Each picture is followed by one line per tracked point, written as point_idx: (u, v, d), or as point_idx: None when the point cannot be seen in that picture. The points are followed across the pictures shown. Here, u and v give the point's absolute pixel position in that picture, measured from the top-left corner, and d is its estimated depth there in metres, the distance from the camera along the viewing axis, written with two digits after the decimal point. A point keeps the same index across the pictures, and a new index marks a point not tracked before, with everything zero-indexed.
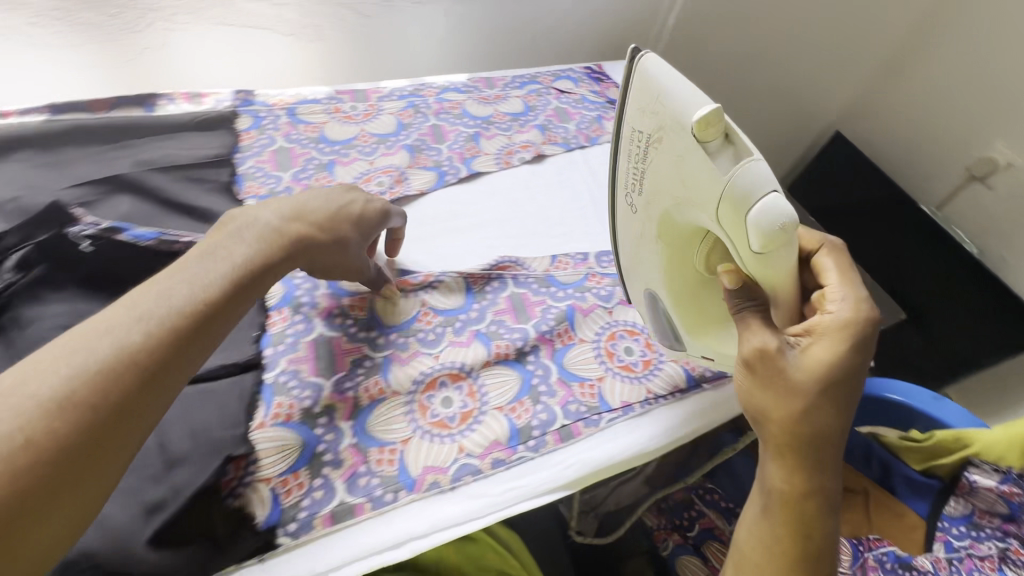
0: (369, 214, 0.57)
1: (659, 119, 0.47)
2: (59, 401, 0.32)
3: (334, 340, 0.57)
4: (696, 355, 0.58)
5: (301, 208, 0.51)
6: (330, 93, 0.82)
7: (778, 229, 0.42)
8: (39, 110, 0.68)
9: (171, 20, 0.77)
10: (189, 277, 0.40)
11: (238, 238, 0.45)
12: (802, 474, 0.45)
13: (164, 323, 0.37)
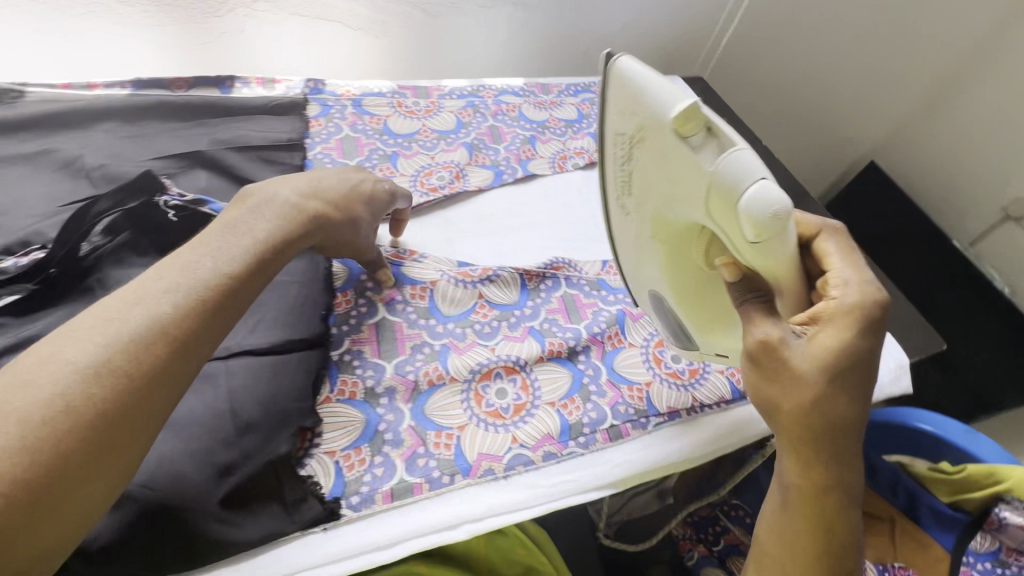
0: (380, 196, 0.61)
1: (638, 120, 0.45)
2: (96, 368, 0.35)
3: (396, 325, 0.59)
4: (710, 353, 0.58)
5: (319, 186, 0.54)
6: (394, 87, 0.85)
7: (770, 218, 0.39)
8: (124, 84, 0.72)
9: (251, 8, 0.80)
10: (213, 251, 0.43)
11: (260, 214, 0.48)
12: (820, 468, 0.45)
13: (192, 296, 0.40)
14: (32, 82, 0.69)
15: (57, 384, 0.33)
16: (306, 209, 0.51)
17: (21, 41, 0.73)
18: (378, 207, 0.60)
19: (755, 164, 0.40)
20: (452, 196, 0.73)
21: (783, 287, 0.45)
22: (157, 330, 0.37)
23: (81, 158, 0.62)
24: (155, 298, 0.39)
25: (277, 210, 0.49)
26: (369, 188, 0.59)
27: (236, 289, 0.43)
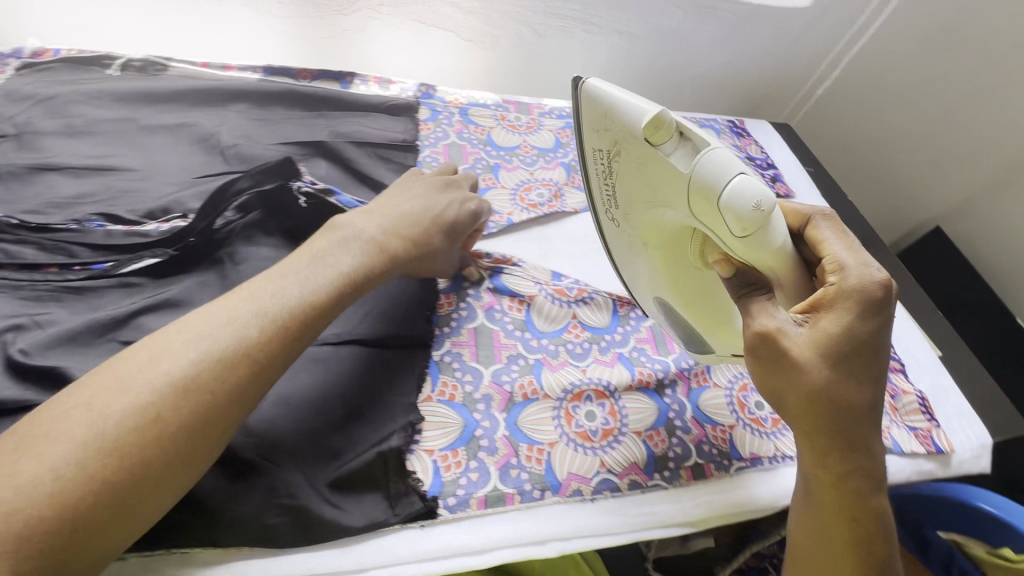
0: (461, 212, 0.60)
1: (612, 134, 0.50)
2: (185, 382, 0.37)
3: (493, 332, 0.60)
4: (724, 355, 0.58)
5: (400, 222, 0.54)
6: (499, 100, 0.87)
7: (751, 210, 0.42)
8: (255, 69, 0.76)
9: (376, 10, 0.83)
10: (299, 280, 0.45)
11: (346, 246, 0.49)
12: (835, 461, 0.46)
13: (277, 320, 0.42)
14: (175, 58, 0.73)
15: (150, 393, 0.36)
16: (387, 246, 0.52)
17: (166, 17, 0.78)
18: (464, 224, 0.60)
19: (727, 159, 0.43)
20: (551, 214, 0.74)
21: (782, 277, 0.46)
22: (239, 352, 0.40)
23: (216, 136, 0.65)
24: (243, 319, 0.41)
25: (361, 246, 0.50)
26: (450, 211, 0.59)
27: (311, 320, 0.44)
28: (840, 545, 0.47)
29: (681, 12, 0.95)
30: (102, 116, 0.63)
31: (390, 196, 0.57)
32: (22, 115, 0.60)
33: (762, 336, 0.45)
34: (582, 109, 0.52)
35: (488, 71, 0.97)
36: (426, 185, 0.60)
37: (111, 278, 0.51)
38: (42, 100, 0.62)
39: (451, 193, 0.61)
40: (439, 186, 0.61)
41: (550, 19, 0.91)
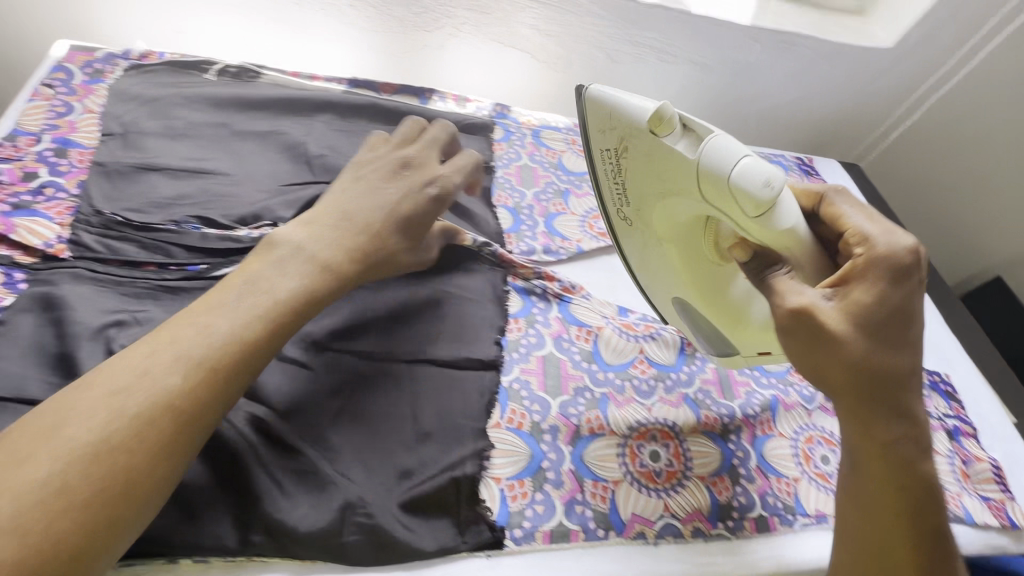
0: (419, 197, 0.51)
1: (617, 133, 0.53)
2: (97, 445, 0.33)
3: (561, 362, 0.60)
4: (750, 353, 0.57)
5: (341, 233, 0.47)
6: (570, 124, 0.87)
7: (762, 187, 0.43)
8: (340, 81, 0.78)
9: (458, 28, 0.85)
10: (226, 313, 0.40)
11: (281, 270, 0.43)
12: (881, 434, 0.44)
13: (201, 363, 0.37)
14: (267, 66, 0.76)
15: (58, 463, 0.32)
16: (332, 262, 0.45)
17: (259, 25, 0.80)
18: (422, 213, 0.51)
19: (730, 144, 0.45)
20: None
21: (798, 257, 0.46)
22: (160, 408, 0.35)
23: (304, 145, 0.67)
24: (165, 368, 0.36)
25: (303, 268, 0.44)
26: (408, 206, 0.51)
27: (245, 364, 0.39)
28: (889, 522, 0.44)
29: (758, 46, 0.93)
30: (199, 120, 0.66)
31: (336, 199, 0.49)
32: (129, 115, 0.63)
33: (798, 312, 0.43)
34: (588, 111, 0.55)
35: (558, 93, 0.97)
36: (373, 174, 0.52)
37: (205, 281, 0.53)
38: (147, 101, 0.65)
39: (404, 178, 0.52)
40: (392, 172, 0.52)
41: (626, 46, 0.91)
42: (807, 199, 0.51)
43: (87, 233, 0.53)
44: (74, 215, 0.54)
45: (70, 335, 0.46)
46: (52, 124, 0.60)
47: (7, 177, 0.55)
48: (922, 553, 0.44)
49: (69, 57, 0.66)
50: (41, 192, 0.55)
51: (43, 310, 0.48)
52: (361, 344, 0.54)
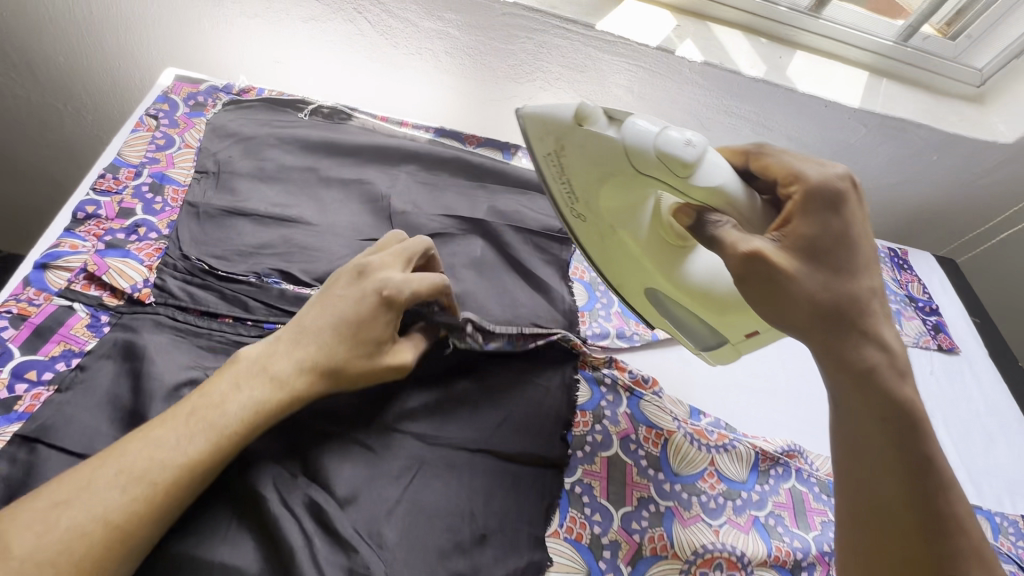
0: (372, 300, 0.48)
1: (551, 136, 0.50)
2: (25, 560, 0.33)
3: (627, 467, 0.56)
4: (738, 336, 0.55)
5: (293, 346, 0.46)
6: None
7: (685, 148, 0.44)
8: (427, 129, 0.77)
9: (550, 83, 0.83)
10: (180, 426, 0.40)
11: (237, 383, 0.43)
12: (860, 365, 0.44)
13: (144, 480, 0.37)
14: (359, 108, 0.76)
15: None
16: (282, 373, 0.45)
17: (355, 63, 0.81)
18: (370, 314, 0.48)
19: (649, 120, 0.46)
20: None
21: (734, 212, 0.46)
22: (96, 520, 0.35)
23: (387, 199, 0.66)
24: (107, 482, 0.37)
25: (256, 383, 0.43)
26: (360, 312, 0.48)
27: (191, 479, 0.39)
28: (885, 461, 0.43)
29: (863, 130, 0.87)
30: (289, 163, 0.66)
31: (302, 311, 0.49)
32: (224, 153, 0.64)
33: (752, 255, 0.42)
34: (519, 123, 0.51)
35: None
36: (335, 280, 0.50)
37: None
38: (243, 139, 0.65)
39: (358, 280, 0.49)
40: (351, 275, 0.50)
41: (720, 117, 0.87)
42: (733, 157, 0.50)
43: (172, 278, 0.53)
44: (162, 257, 0.54)
45: (144, 390, 0.46)
46: (151, 157, 0.61)
47: (105, 211, 0.56)
48: (924, 484, 0.43)
49: (175, 87, 0.68)
50: (134, 230, 0.55)
51: (122, 358, 0.48)
52: (424, 426, 0.52)
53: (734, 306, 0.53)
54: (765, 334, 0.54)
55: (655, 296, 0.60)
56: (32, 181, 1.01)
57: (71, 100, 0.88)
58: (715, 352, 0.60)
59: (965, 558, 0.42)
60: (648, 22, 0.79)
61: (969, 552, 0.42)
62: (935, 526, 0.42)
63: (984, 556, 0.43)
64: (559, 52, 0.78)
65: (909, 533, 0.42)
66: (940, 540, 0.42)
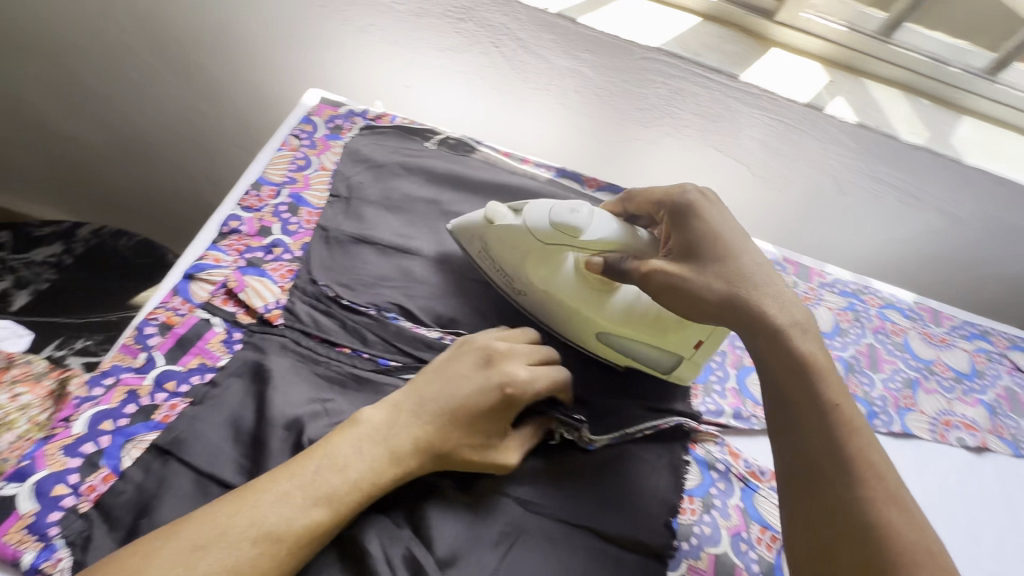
0: (494, 393, 0.48)
1: (476, 239, 0.59)
2: None
3: (735, 568, 0.51)
4: (689, 353, 0.56)
5: (411, 421, 0.46)
6: (778, 255, 0.77)
7: (570, 212, 0.53)
8: (548, 168, 0.75)
9: (678, 129, 0.78)
10: (305, 485, 0.41)
11: (359, 448, 0.43)
12: (765, 325, 0.47)
13: (272, 538, 0.38)
14: (483, 142, 0.76)
15: None
16: (402, 446, 0.45)
17: (481, 94, 0.80)
18: (493, 406, 0.48)
19: (540, 204, 0.56)
20: None
21: (629, 249, 0.54)
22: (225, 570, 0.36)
23: None
24: (239, 534, 0.38)
25: (373, 450, 0.44)
26: (482, 402, 0.47)
27: (309, 541, 0.40)
28: (803, 407, 0.44)
29: None
30: (415, 193, 0.66)
31: (422, 379, 0.49)
32: (356, 178, 0.65)
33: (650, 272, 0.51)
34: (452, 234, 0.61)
35: (763, 211, 0.86)
36: (459, 357, 0.50)
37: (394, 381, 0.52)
38: (374, 166, 0.67)
39: (485, 367, 0.49)
40: (479, 359, 0.50)
41: (862, 181, 0.79)
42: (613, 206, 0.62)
43: (300, 301, 0.54)
44: (293, 279, 0.56)
45: (267, 417, 0.47)
46: (291, 177, 0.64)
47: (246, 228, 0.58)
48: (831, 430, 0.43)
49: (318, 109, 0.71)
50: (271, 250, 0.57)
51: (251, 379, 0.49)
52: (527, 491, 0.50)
53: (674, 321, 0.55)
54: (711, 337, 0.55)
55: (609, 340, 0.57)
56: (171, 172, 1.11)
57: (214, 104, 0.95)
58: (679, 370, 0.58)
59: (883, 504, 0.40)
60: (797, 75, 0.73)
61: (886, 500, 0.40)
62: (848, 472, 0.41)
63: (905, 506, 0.41)
64: (694, 99, 0.74)
65: (828, 485, 0.41)
66: (855, 487, 0.41)
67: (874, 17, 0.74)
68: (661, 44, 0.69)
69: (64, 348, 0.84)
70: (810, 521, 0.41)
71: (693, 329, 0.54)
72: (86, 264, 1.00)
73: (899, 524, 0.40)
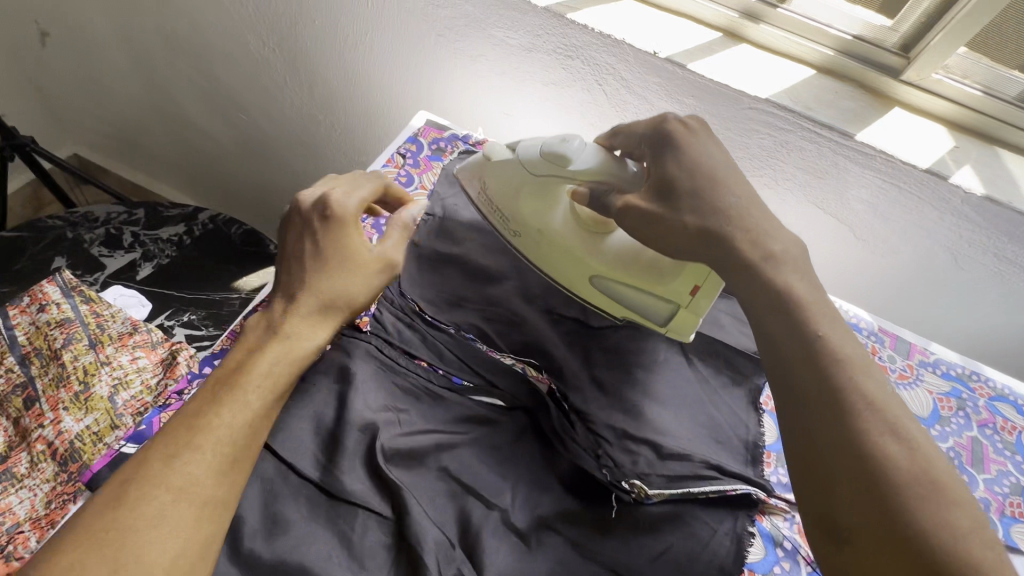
0: (321, 222, 0.54)
1: (479, 177, 0.66)
2: (120, 497, 0.40)
3: None
4: (681, 299, 0.58)
5: (292, 304, 0.51)
6: (874, 325, 0.72)
7: (557, 142, 0.59)
8: None
9: (777, 182, 0.76)
10: (207, 400, 0.45)
11: (249, 351, 0.49)
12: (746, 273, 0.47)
13: (190, 444, 0.42)
14: None
15: (98, 517, 0.39)
16: (286, 328, 0.50)
17: (578, 127, 0.83)
18: (326, 236, 0.53)
19: (533, 140, 0.62)
20: None
21: (613, 176, 0.56)
22: (159, 480, 0.40)
23: None
24: (158, 452, 0.42)
25: (268, 355, 0.48)
26: (339, 247, 0.53)
27: (230, 435, 0.44)
28: (795, 347, 0.43)
29: None
30: None
31: (290, 256, 0.54)
32: (452, 200, 0.69)
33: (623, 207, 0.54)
34: (461, 175, 0.68)
35: (858, 273, 0.82)
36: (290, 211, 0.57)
37: (463, 400, 0.54)
38: None
39: (297, 217, 0.55)
40: (321, 216, 0.54)
41: (984, 257, 0.72)
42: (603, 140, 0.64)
43: (388, 311, 0.60)
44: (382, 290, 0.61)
45: (345, 416, 0.50)
46: None
47: None
48: (835, 394, 0.42)
49: (424, 130, 0.76)
50: None
51: (337, 379, 0.53)
52: (579, 532, 0.48)
53: (667, 265, 0.57)
54: (705, 284, 0.56)
55: (601, 282, 0.62)
56: (285, 170, 1.23)
57: (330, 114, 1.04)
58: (675, 320, 0.59)
59: (878, 435, 0.39)
60: (919, 139, 0.68)
61: (882, 428, 0.39)
62: (843, 402, 0.40)
63: (904, 434, 0.39)
64: (800, 153, 0.71)
65: (819, 428, 0.40)
66: (849, 415, 0.39)
67: (1017, 81, 0.67)
68: (771, 96, 0.67)
69: (173, 319, 0.97)
70: (811, 455, 0.40)
71: (685, 272, 0.56)
72: (200, 246, 1.10)
73: (897, 455, 0.38)
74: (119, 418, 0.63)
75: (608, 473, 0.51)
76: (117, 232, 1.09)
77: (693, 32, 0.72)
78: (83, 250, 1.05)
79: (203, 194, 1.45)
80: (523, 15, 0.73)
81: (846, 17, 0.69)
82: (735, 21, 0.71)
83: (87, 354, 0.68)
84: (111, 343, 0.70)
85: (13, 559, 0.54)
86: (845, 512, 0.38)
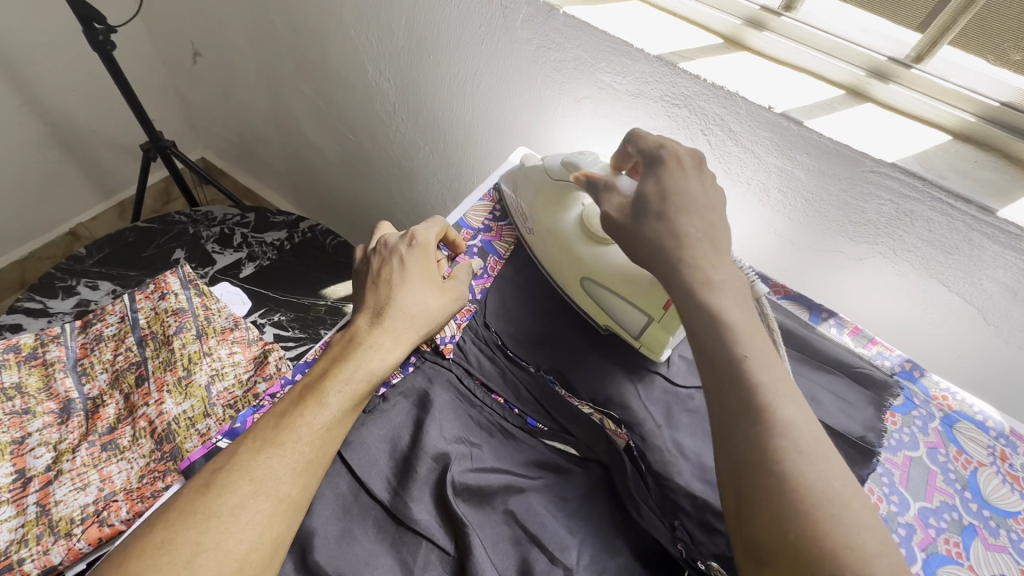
0: (407, 248, 0.59)
1: (516, 177, 0.72)
2: (210, 485, 0.42)
3: None
4: (653, 316, 0.58)
5: (376, 322, 0.53)
6: (1005, 426, 0.63)
7: (578, 153, 0.63)
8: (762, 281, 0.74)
9: (895, 252, 0.70)
10: (294, 400, 0.48)
11: (332, 359, 0.51)
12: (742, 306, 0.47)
13: (273, 442, 0.44)
14: None
15: (188, 501, 0.41)
16: (365, 338, 0.52)
17: None
18: (410, 258, 0.58)
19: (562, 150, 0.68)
20: None
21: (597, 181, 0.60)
22: (244, 472, 0.43)
23: None
24: (247, 448, 0.44)
25: (352, 362, 0.50)
26: (421, 268, 0.58)
27: (313, 438, 0.45)
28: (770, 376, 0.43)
29: None
30: None
31: (375, 275, 0.58)
32: None
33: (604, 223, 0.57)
34: (504, 171, 0.75)
35: (986, 360, 0.74)
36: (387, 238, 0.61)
37: (535, 443, 0.53)
38: None
39: (382, 248, 0.60)
40: (407, 243, 0.59)
41: None
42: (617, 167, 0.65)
43: (471, 343, 0.61)
44: (470, 319, 0.63)
45: (419, 442, 0.51)
46: (487, 225, 0.73)
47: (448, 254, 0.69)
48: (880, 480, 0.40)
49: None
50: None
51: (416, 404, 0.54)
52: None
53: (646, 280, 0.59)
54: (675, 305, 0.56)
55: (592, 291, 0.62)
56: (383, 189, 1.31)
57: (430, 142, 1.09)
58: (649, 335, 0.59)
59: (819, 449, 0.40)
60: None
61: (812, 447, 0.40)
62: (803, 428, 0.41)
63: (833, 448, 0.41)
64: (928, 225, 0.65)
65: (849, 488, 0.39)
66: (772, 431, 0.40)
67: None
68: (899, 161, 0.62)
69: (265, 317, 1.04)
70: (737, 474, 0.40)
71: (658, 289, 0.57)
72: (299, 252, 1.17)
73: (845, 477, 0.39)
74: (212, 407, 0.68)
75: (682, 549, 0.48)
76: (230, 232, 1.19)
77: (813, 88, 0.69)
78: (199, 245, 1.16)
79: (310, 205, 1.58)
80: (633, 62, 0.73)
81: (989, 81, 0.62)
82: (860, 79, 0.67)
83: (193, 343, 0.73)
84: (214, 335, 0.76)
85: (106, 525, 0.57)
86: (767, 538, 0.37)
